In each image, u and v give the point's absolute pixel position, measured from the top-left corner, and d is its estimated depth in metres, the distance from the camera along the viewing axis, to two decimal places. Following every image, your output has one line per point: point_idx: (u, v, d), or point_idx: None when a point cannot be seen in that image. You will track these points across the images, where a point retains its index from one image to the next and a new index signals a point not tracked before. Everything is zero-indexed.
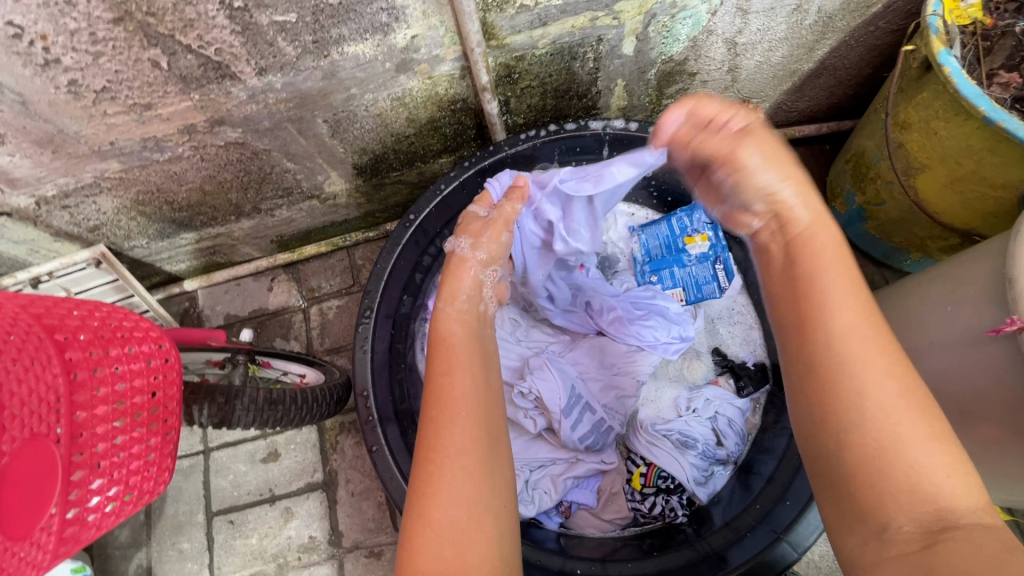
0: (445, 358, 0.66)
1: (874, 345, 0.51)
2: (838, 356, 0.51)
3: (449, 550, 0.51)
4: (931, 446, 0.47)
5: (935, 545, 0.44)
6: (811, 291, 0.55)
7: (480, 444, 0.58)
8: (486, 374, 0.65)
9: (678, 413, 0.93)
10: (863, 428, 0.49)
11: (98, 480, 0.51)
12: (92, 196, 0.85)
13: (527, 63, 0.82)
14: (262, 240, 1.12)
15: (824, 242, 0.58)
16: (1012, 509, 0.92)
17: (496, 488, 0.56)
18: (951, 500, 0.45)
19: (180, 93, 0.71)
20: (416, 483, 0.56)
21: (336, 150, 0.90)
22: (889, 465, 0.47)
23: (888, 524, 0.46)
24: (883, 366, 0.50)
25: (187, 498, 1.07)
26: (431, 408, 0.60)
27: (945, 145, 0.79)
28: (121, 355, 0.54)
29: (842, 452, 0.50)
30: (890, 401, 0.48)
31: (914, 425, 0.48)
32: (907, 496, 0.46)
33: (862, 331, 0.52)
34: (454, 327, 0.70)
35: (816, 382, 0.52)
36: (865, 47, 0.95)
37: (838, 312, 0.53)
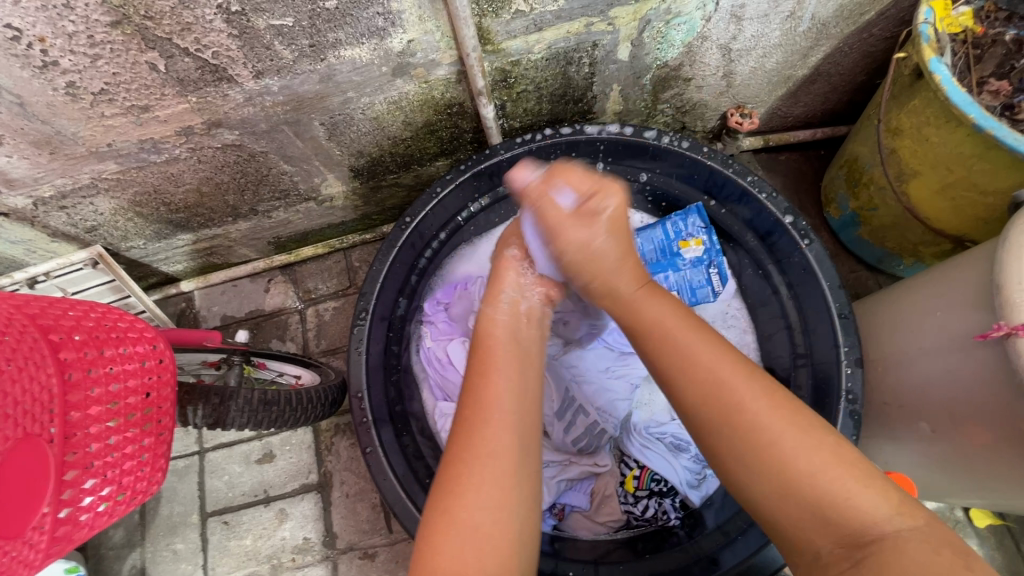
0: (484, 359, 0.66)
1: (758, 395, 0.57)
2: (727, 407, 0.57)
3: (471, 554, 0.52)
4: (830, 469, 0.52)
5: (861, 560, 0.48)
6: (676, 348, 0.62)
7: (512, 449, 0.58)
8: (521, 377, 0.65)
9: (671, 417, 0.94)
10: (765, 467, 0.54)
11: (91, 480, 0.51)
12: (89, 197, 0.85)
13: (523, 68, 0.82)
14: (259, 242, 1.12)
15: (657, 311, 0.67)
16: (1002, 514, 0.93)
17: (521, 492, 0.57)
18: (872, 517, 0.50)
19: (177, 95, 0.71)
20: (444, 483, 0.57)
21: (333, 153, 0.90)
22: (791, 494, 0.52)
23: (818, 550, 0.51)
24: (772, 414, 0.56)
25: (182, 499, 1.07)
26: (468, 408, 0.61)
27: (937, 151, 0.80)
28: (115, 356, 0.55)
29: (762, 494, 0.54)
30: (766, 436, 0.55)
31: (807, 455, 0.53)
32: (826, 523, 0.51)
33: (741, 379, 0.58)
34: (497, 329, 0.70)
35: (712, 430, 0.57)
36: (859, 53, 0.96)
37: (714, 364, 0.59)
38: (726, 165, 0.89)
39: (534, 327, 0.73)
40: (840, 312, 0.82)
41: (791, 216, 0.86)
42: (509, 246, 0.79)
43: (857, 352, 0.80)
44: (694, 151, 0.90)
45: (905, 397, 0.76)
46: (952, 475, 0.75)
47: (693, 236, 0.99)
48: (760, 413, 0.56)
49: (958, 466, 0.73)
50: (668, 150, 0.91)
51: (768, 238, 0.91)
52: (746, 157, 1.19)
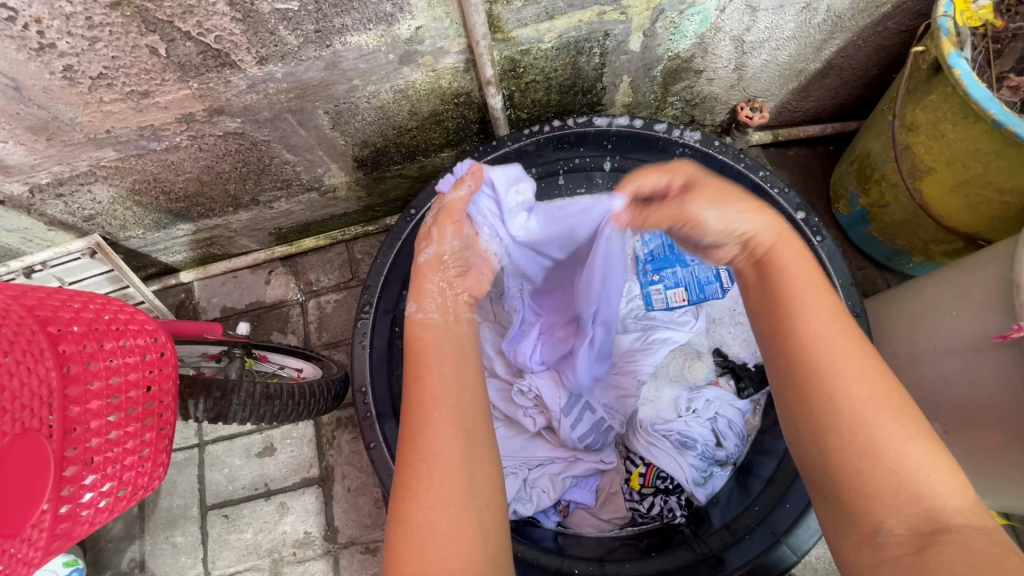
0: (415, 364, 0.63)
1: (856, 354, 0.51)
2: (820, 373, 0.51)
3: (432, 552, 0.50)
4: (914, 445, 0.47)
5: (929, 546, 0.44)
6: (797, 308, 0.54)
7: (460, 445, 0.56)
8: (458, 371, 0.63)
9: (677, 414, 0.92)
10: (856, 438, 0.48)
11: (91, 475, 0.50)
12: (86, 185, 0.83)
13: (533, 57, 0.80)
14: (259, 233, 1.10)
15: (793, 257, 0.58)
16: (1008, 514, 0.93)
17: (479, 487, 0.55)
18: (948, 503, 0.46)
19: (179, 81, 0.69)
20: (399, 486, 0.55)
21: (337, 143, 0.88)
22: (874, 471, 0.48)
23: (880, 526, 0.47)
24: (870, 380, 0.50)
25: (181, 492, 1.06)
26: (410, 410, 0.59)
27: (953, 148, 0.78)
28: (115, 349, 0.53)
29: (837, 465, 0.50)
30: (866, 412, 0.49)
31: (897, 430, 0.48)
32: (900, 499, 0.46)
33: (859, 349, 0.52)
34: (423, 331, 0.67)
35: (807, 394, 0.51)
36: (873, 47, 0.94)
37: (833, 329, 0.52)
38: (737, 161, 0.88)
39: (466, 325, 0.70)
40: (852, 310, 0.80)
41: (803, 212, 0.85)
42: (424, 247, 0.75)
43: None
44: (705, 146, 0.89)
45: (918, 397, 0.75)
46: (962, 474, 0.74)
47: None
48: (853, 379, 0.50)
49: (969, 467, 0.72)
50: (679, 144, 0.89)
51: None
52: (754, 152, 1.18)
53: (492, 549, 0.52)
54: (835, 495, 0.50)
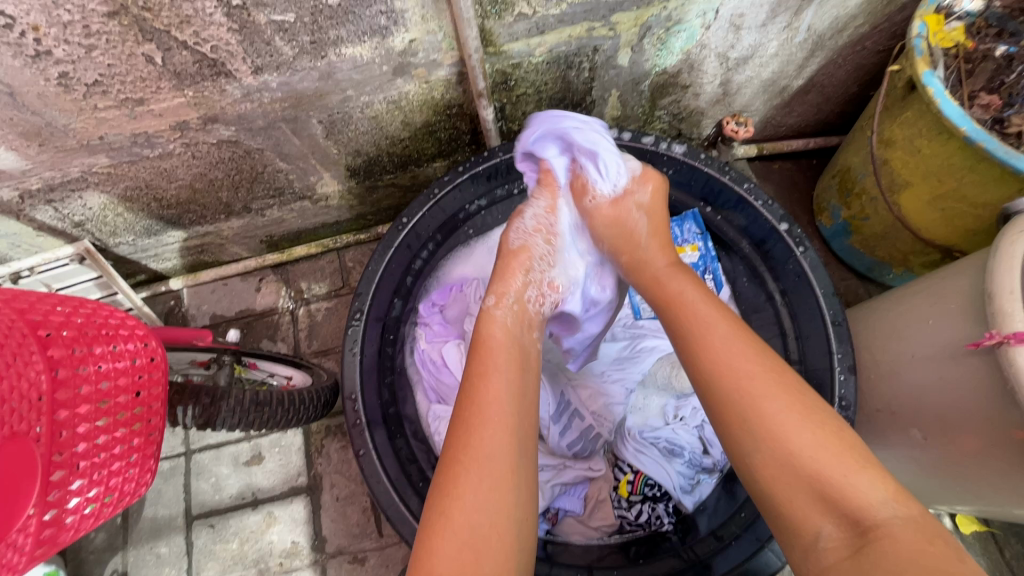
0: (484, 362, 0.63)
1: (762, 368, 0.56)
2: (737, 388, 0.55)
3: (467, 554, 0.50)
4: (829, 453, 0.50)
5: (862, 547, 0.46)
6: (696, 326, 0.61)
7: (509, 453, 0.56)
8: (522, 381, 0.62)
9: (666, 421, 0.94)
10: (772, 450, 0.52)
11: (78, 481, 0.50)
12: (78, 191, 0.83)
13: (524, 70, 0.82)
14: (251, 240, 1.11)
15: (679, 286, 0.67)
16: (987, 520, 0.95)
17: (520, 496, 0.55)
18: (870, 502, 0.48)
19: (174, 89, 0.70)
20: (440, 483, 0.55)
21: (331, 151, 0.89)
22: (801, 482, 0.50)
23: (818, 533, 0.49)
24: (776, 390, 0.54)
25: (166, 501, 1.05)
26: (465, 410, 0.59)
27: (928, 163, 0.81)
28: (105, 353, 0.53)
29: (761, 477, 0.52)
30: (782, 420, 0.52)
31: (808, 438, 0.51)
32: (823, 502, 0.49)
33: (752, 358, 0.57)
34: (496, 330, 0.67)
35: (723, 407, 0.55)
36: (852, 66, 0.97)
37: (730, 343, 0.58)
38: (723, 173, 0.90)
39: (534, 330, 0.71)
40: (834, 319, 0.82)
41: (786, 223, 0.87)
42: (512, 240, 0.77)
43: (850, 359, 0.81)
44: (692, 158, 0.91)
45: (897, 404, 0.77)
46: (940, 480, 0.76)
47: (690, 242, 1.01)
48: (768, 399, 0.54)
49: (948, 473, 0.74)
50: (666, 156, 0.91)
51: (763, 245, 0.92)
52: (739, 165, 1.20)
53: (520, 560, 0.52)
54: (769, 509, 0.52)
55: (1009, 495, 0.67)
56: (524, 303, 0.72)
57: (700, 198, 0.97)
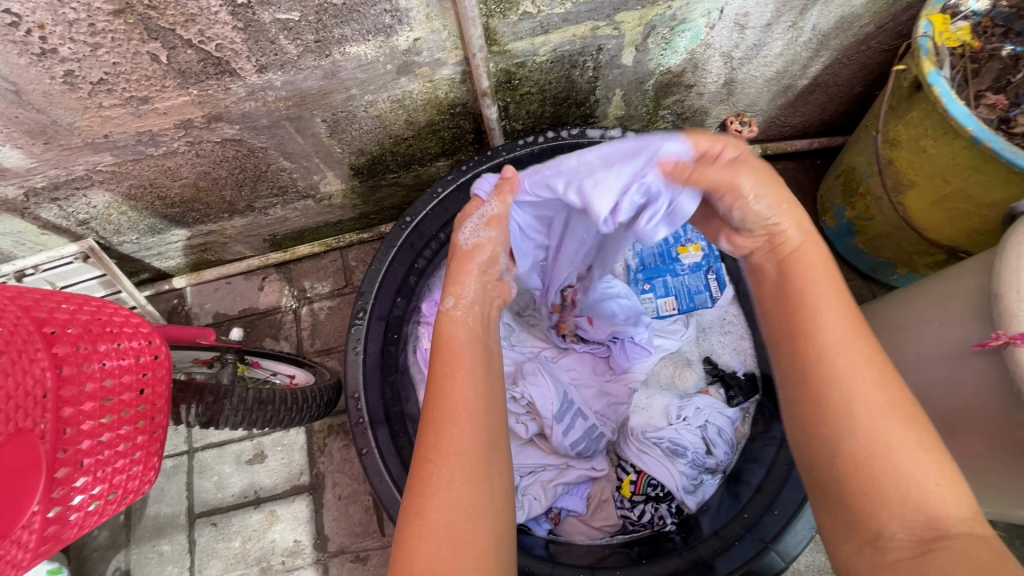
0: (449, 361, 0.63)
1: (869, 365, 0.53)
2: (824, 374, 0.53)
3: (445, 550, 0.50)
4: (917, 453, 0.49)
5: (928, 551, 0.44)
6: (814, 312, 0.56)
7: (478, 449, 0.56)
8: (487, 376, 0.63)
9: (668, 421, 0.93)
10: (858, 440, 0.50)
11: (82, 478, 0.50)
12: (83, 189, 0.84)
13: (528, 69, 0.82)
14: (254, 239, 1.11)
15: (811, 265, 0.60)
16: (992, 522, 0.94)
17: (491, 492, 0.55)
18: (946, 509, 0.47)
19: (178, 88, 0.70)
20: (413, 482, 0.55)
21: (334, 150, 0.90)
22: (881, 476, 0.49)
23: (881, 532, 0.48)
24: (871, 385, 0.52)
25: (169, 499, 1.05)
26: (432, 409, 0.59)
27: (933, 163, 0.81)
28: (110, 351, 0.53)
29: (839, 471, 0.51)
30: (876, 419, 0.50)
31: (908, 439, 0.49)
32: (904, 503, 0.47)
33: (854, 348, 0.54)
34: (460, 330, 0.67)
35: (819, 395, 0.53)
36: (857, 65, 0.97)
37: (838, 331, 0.54)
38: None
39: (491, 330, 0.70)
40: None
41: None
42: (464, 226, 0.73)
43: None
44: None
45: None
46: None
47: (693, 242, 1.00)
48: (857, 392, 0.51)
49: None
50: None
51: None
52: None
53: (499, 558, 0.52)
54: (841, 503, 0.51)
55: (1016, 496, 0.67)
56: (480, 302, 0.71)
57: None
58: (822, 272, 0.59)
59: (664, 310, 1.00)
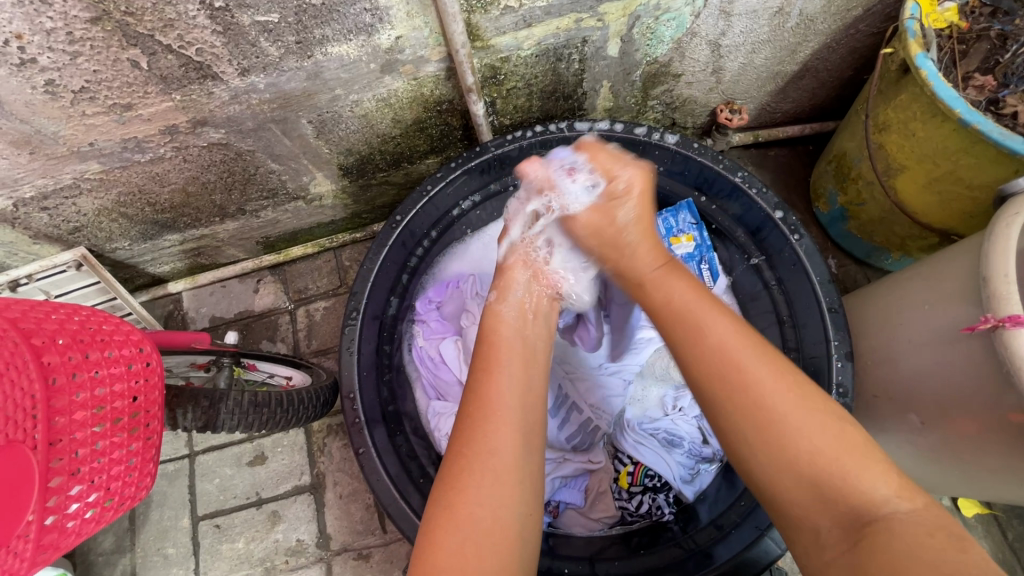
0: (489, 357, 0.67)
1: (765, 368, 0.56)
2: (737, 384, 0.56)
3: (468, 548, 0.53)
4: (833, 449, 0.51)
5: (860, 540, 0.47)
6: (699, 325, 0.60)
7: (515, 450, 0.59)
8: (526, 376, 0.65)
9: (664, 412, 0.95)
10: (778, 451, 0.52)
11: (77, 486, 0.50)
12: (71, 198, 0.83)
13: (513, 64, 0.82)
14: (247, 242, 1.11)
15: (679, 288, 0.66)
16: (989, 503, 0.95)
17: (525, 490, 0.57)
18: (871, 499, 0.48)
19: (161, 93, 0.70)
20: (445, 480, 0.58)
21: (322, 151, 0.89)
22: (802, 479, 0.51)
23: (818, 529, 0.50)
24: (779, 390, 0.54)
25: (171, 503, 1.06)
26: (470, 409, 0.62)
27: (922, 146, 0.81)
28: (100, 359, 0.54)
29: (766, 477, 0.53)
30: (780, 421, 0.53)
31: (818, 438, 0.52)
32: (825, 501, 0.50)
33: (755, 359, 0.57)
34: (504, 327, 0.70)
35: (721, 409, 0.56)
36: (846, 49, 0.96)
37: (726, 334, 0.59)
38: (716, 162, 0.90)
39: (542, 323, 0.74)
40: (829, 306, 0.82)
41: (781, 211, 0.86)
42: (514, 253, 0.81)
43: (846, 346, 0.81)
44: (685, 147, 0.90)
45: (894, 391, 0.77)
46: (939, 465, 0.76)
47: (684, 233, 1.01)
48: (779, 404, 0.54)
49: (948, 458, 0.74)
50: (660, 146, 0.91)
51: (758, 233, 0.91)
52: (735, 153, 1.20)
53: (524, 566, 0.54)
54: (772, 508, 0.53)
55: (1007, 478, 0.67)
56: (526, 299, 0.75)
57: (694, 187, 0.96)
58: (686, 292, 0.65)
59: None
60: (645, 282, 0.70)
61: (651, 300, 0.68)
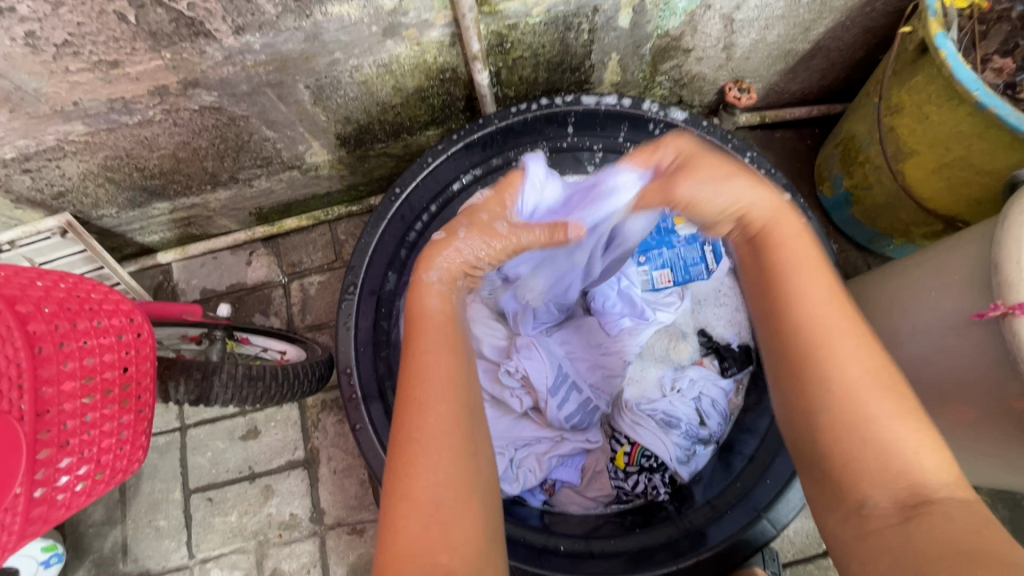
0: (416, 337, 0.59)
1: (857, 334, 0.53)
2: (823, 336, 0.52)
3: (431, 527, 0.50)
4: (903, 424, 0.49)
5: (914, 517, 0.45)
6: (792, 267, 0.56)
7: (459, 428, 0.55)
8: (460, 349, 0.60)
9: (663, 394, 0.94)
10: (854, 411, 0.50)
11: (67, 459, 0.49)
12: (55, 160, 0.80)
13: (520, 32, 0.79)
14: (239, 212, 1.07)
15: (790, 233, 0.59)
16: (976, 487, 0.97)
17: (478, 465, 0.55)
18: (931, 481, 0.47)
19: (150, 51, 0.66)
20: (395, 462, 0.54)
21: (319, 119, 0.86)
22: (865, 446, 0.49)
23: (865, 500, 0.48)
24: (869, 355, 0.51)
25: (163, 476, 1.05)
26: (407, 390, 0.56)
27: (935, 130, 0.79)
28: (89, 329, 0.52)
29: (828, 431, 0.51)
30: (861, 384, 0.50)
31: (892, 411, 0.49)
32: (888, 472, 0.48)
33: (848, 319, 0.53)
34: (431, 305, 0.62)
35: (803, 353, 0.53)
36: (861, 28, 0.94)
37: (818, 287, 0.55)
38: (725, 141, 0.87)
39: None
40: None
41: (789, 193, 0.84)
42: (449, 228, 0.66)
43: None
44: (693, 125, 0.88)
45: None
46: None
47: None
48: (851, 369, 0.51)
49: (945, 443, 0.74)
50: (667, 122, 0.89)
51: None
52: (740, 134, 1.18)
53: (490, 539, 0.53)
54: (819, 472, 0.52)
55: (1003, 463, 0.68)
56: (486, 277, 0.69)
57: None
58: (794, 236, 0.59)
59: (659, 282, 0.99)
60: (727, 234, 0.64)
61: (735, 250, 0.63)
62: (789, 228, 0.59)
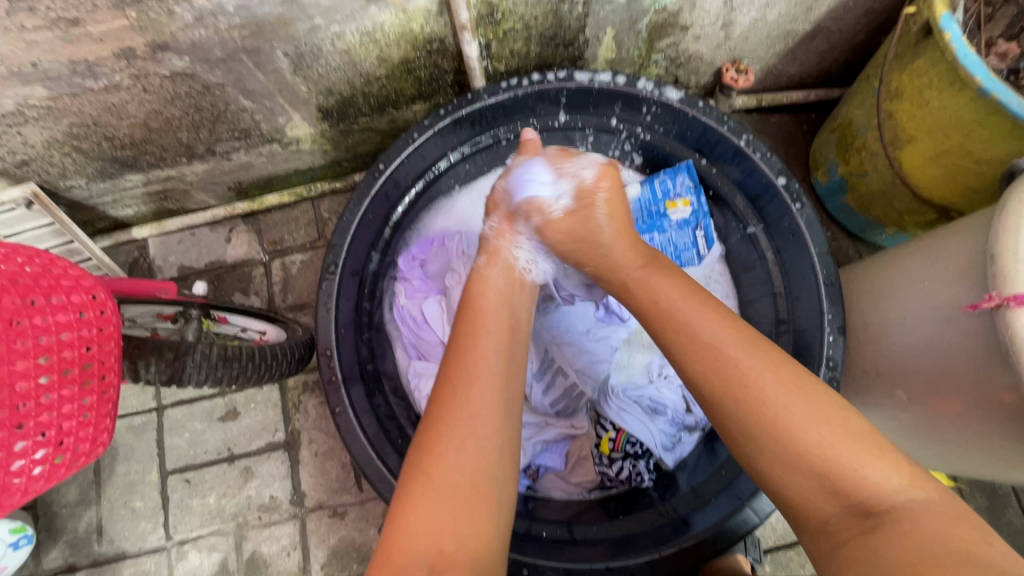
0: (472, 323, 0.64)
1: (763, 369, 0.55)
2: (733, 377, 0.55)
3: (445, 514, 0.51)
4: (837, 440, 0.50)
5: (872, 526, 0.45)
6: (686, 319, 0.61)
7: (494, 420, 0.56)
8: (510, 341, 0.64)
9: (650, 379, 0.94)
10: (779, 444, 0.51)
11: (22, 442, 0.46)
12: (15, 125, 0.75)
13: (512, 2, 0.75)
14: (218, 187, 1.03)
15: (669, 289, 0.65)
16: (956, 476, 0.97)
17: (503, 453, 0.55)
18: (882, 488, 0.47)
19: (112, 9, 0.62)
20: (421, 443, 0.55)
21: (299, 89, 0.82)
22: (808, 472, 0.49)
23: (825, 516, 0.48)
24: (779, 387, 0.54)
25: (139, 456, 1.02)
26: (449, 370, 0.60)
27: (936, 116, 0.77)
28: (45, 306, 0.48)
29: (767, 468, 0.52)
30: (780, 417, 0.52)
31: (818, 434, 0.50)
32: (837, 492, 0.48)
33: (748, 355, 0.56)
34: (489, 291, 0.69)
35: (711, 401, 0.56)
36: (863, 9, 0.91)
37: (714, 324, 0.60)
38: (720, 123, 0.84)
39: (529, 292, 0.72)
40: (827, 280, 0.80)
41: (784, 177, 0.82)
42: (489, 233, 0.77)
43: (839, 320, 0.79)
44: (688, 107, 0.85)
45: (884, 365, 0.76)
46: (921, 440, 0.77)
47: (682, 196, 0.95)
48: (769, 387, 0.54)
49: (931, 434, 0.74)
50: (661, 101, 0.86)
51: (757, 201, 0.88)
52: (736, 117, 1.15)
53: (500, 534, 0.52)
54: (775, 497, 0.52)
55: (987, 455, 0.68)
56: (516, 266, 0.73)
57: (695, 150, 0.92)
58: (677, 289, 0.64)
59: None
60: (628, 285, 0.69)
61: (635, 300, 0.67)
62: (675, 284, 0.65)
